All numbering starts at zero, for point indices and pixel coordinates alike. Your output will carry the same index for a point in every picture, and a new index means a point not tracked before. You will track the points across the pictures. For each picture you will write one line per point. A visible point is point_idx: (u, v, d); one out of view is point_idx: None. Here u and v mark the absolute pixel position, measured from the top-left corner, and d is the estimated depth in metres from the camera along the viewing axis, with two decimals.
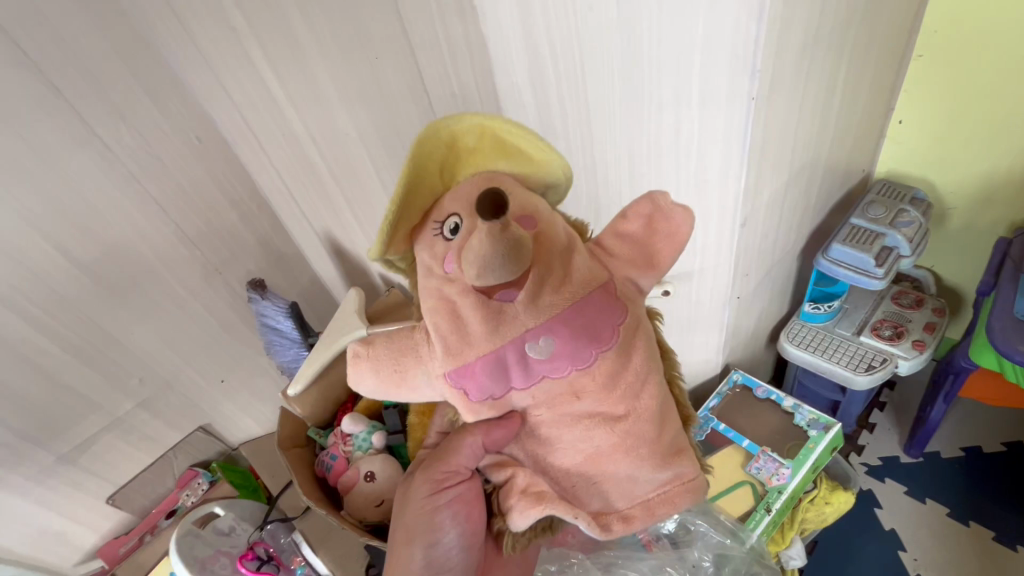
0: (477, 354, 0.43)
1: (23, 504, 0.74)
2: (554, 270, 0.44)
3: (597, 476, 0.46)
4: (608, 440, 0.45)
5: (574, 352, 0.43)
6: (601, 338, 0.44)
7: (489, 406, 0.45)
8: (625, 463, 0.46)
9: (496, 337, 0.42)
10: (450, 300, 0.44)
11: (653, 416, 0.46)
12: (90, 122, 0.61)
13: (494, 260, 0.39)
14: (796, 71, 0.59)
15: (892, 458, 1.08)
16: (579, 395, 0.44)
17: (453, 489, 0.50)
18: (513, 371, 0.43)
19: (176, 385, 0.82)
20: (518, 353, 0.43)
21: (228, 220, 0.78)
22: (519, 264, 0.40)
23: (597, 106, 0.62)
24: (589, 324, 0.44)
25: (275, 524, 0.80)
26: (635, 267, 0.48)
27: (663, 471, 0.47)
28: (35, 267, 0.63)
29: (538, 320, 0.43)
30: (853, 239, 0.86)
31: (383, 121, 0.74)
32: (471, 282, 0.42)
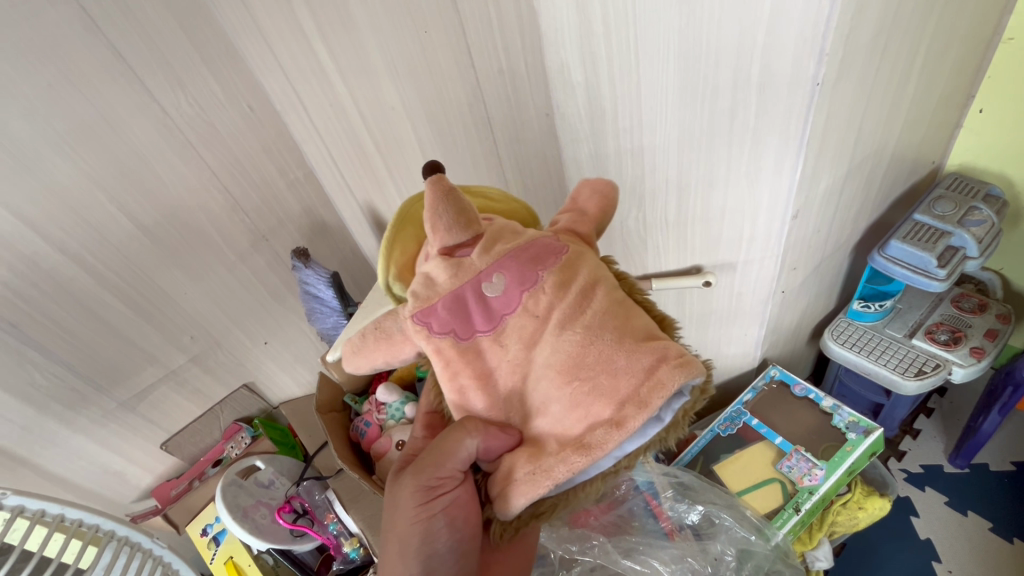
0: (439, 296, 0.47)
1: (87, 444, 0.80)
2: (505, 232, 0.50)
3: (576, 385, 0.44)
4: (572, 340, 0.45)
5: (521, 277, 0.47)
6: (548, 262, 0.48)
7: (452, 344, 0.47)
8: (595, 357, 0.44)
9: (455, 276, 0.47)
10: (424, 272, 0.49)
11: (613, 313, 0.46)
12: (152, 90, 0.64)
13: (439, 206, 0.47)
14: (869, 57, 0.55)
15: (934, 467, 1.03)
16: (536, 313, 0.46)
17: (449, 493, 0.49)
18: (473, 311, 0.47)
19: (224, 344, 0.86)
20: (473, 287, 0.47)
21: (276, 188, 0.80)
22: (464, 215, 0.48)
23: (651, 86, 0.59)
24: (532, 252, 0.48)
25: (310, 482, 0.87)
26: (575, 219, 0.54)
27: (639, 355, 0.44)
28: (101, 228, 0.67)
29: (490, 261, 0.48)
30: (913, 237, 0.81)
31: (431, 100, 0.72)
32: (434, 249, 0.48)
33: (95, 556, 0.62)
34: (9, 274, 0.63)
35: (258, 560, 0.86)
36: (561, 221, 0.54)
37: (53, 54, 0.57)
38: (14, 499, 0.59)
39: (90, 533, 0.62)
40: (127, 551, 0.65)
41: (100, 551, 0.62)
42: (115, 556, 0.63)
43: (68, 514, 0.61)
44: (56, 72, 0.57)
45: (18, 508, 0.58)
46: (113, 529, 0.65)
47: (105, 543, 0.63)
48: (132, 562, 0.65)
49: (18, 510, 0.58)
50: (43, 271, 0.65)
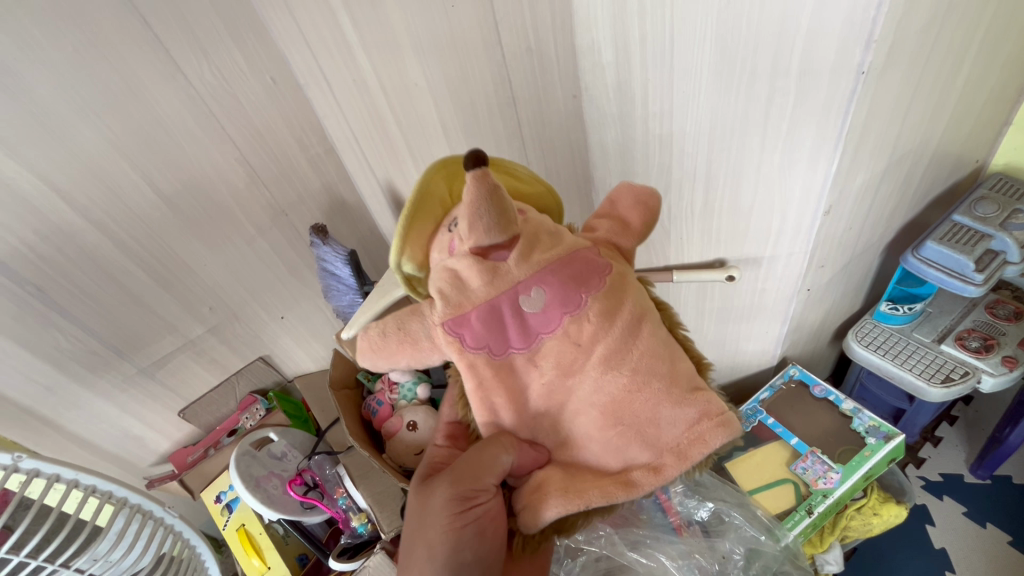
0: (473, 305, 0.48)
1: (106, 406, 0.84)
2: (542, 238, 0.49)
3: (620, 429, 0.47)
4: (618, 383, 0.47)
5: (563, 298, 0.48)
6: (590, 284, 0.49)
7: (486, 359, 0.48)
8: (642, 407, 0.47)
9: (492, 288, 0.47)
10: (452, 269, 0.48)
11: (657, 353, 0.49)
12: (177, 59, 0.66)
13: (481, 204, 0.43)
14: (919, 44, 0.52)
15: (954, 477, 1.01)
16: (578, 341, 0.47)
17: (482, 505, 0.48)
18: (511, 329, 0.48)
19: (241, 317, 0.89)
20: (513, 304, 0.47)
21: (296, 162, 0.81)
22: (506, 218, 0.45)
23: (682, 67, 0.55)
24: (577, 273, 0.49)
25: (321, 456, 0.89)
26: (614, 232, 0.54)
27: (684, 408, 0.47)
28: (124, 197, 0.70)
29: (528, 273, 0.48)
30: (951, 239, 0.78)
31: (455, 76, 0.66)
32: (468, 247, 0.46)
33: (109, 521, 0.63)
34: (36, 239, 0.67)
35: (269, 529, 0.88)
36: (600, 229, 0.55)
37: (80, 19, 0.59)
38: (30, 461, 0.56)
39: (103, 499, 0.62)
40: (140, 517, 0.66)
41: (115, 513, 0.64)
42: (129, 522, 0.64)
43: (82, 479, 0.61)
44: (82, 37, 0.59)
45: (33, 472, 0.56)
46: (124, 495, 0.65)
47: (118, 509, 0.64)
48: (144, 528, 0.67)
49: (33, 472, 0.56)
50: (67, 236, 0.69)
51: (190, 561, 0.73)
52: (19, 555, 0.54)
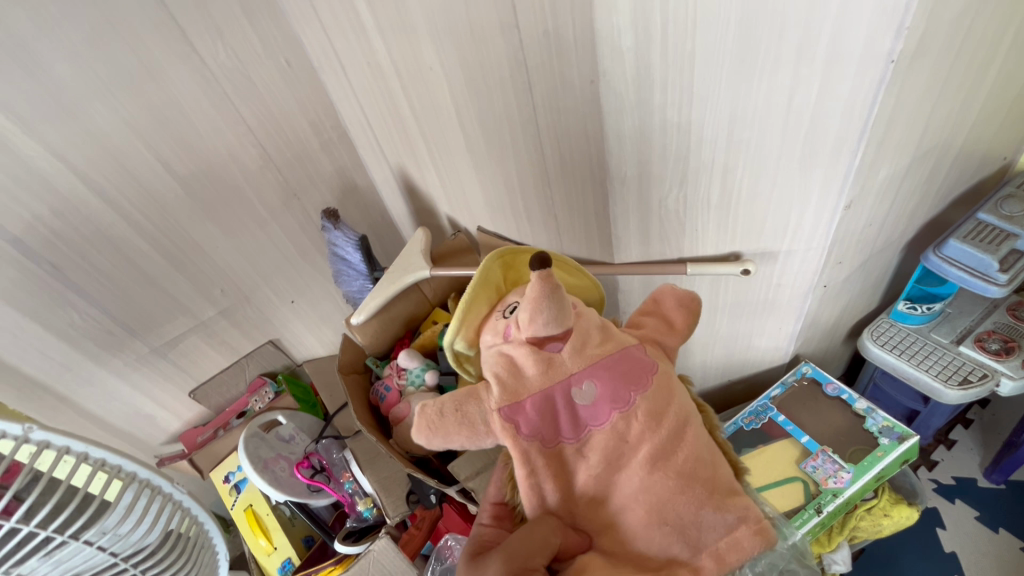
0: (528, 393, 0.49)
1: (121, 385, 0.86)
2: (593, 334, 0.52)
3: (666, 530, 0.45)
4: (664, 484, 0.46)
5: (614, 395, 0.49)
6: (641, 383, 0.50)
7: (540, 449, 0.49)
8: (684, 508, 0.46)
9: (547, 378, 0.49)
10: (507, 353, 0.51)
11: (702, 456, 0.48)
12: (193, 40, 0.67)
13: (542, 300, 0.47)
14: (952, 32, 0.50)
15: (968, 481, 0.99)
16: (627, 437, 0.48)
17: None
18: (563, 421, 0.49)
19: (253, 299, 0.91)
20: (565, 395, 0.49)
21: (309, 146, 0.83)
22: (562, 312, 0.48)
23: (704, 46, 0.49)
24: (628, 371, 0.50)
25: (329, 439, 0.87)
26: (661, 330, 0.56)
27: (725, 512, 0.46)
28: (140, 176, 0.72)
29: (581, 365, 0.50)
30: (975, 237, 0.76)
31: (469, 59, 0.61)
32: (525, 335, 0.50)
33: (117, 495, 0.63)
34: (51, 217, 0.68)
35: (276, 510, 0.89)
36: (647, 325, 0.57)
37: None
38: (40, 432, 0.57)
39: (113, 474, 0.63)
40: (148, 492, 0.67)
41: (124, 488, 0.64)
42: (137, 497, 0.64)
43: (92, 453, 0.61)
44: (98, 15, 0.61)
45: (45, 443, 0.57)
46: (134, 471, 0.66)
47: (128, 484, 0.64)
48: (152, 503, 0.67)
49: (44, 444, 0.57)
50: (82, 216, 0.70)
51: (188, 543, 0.74)
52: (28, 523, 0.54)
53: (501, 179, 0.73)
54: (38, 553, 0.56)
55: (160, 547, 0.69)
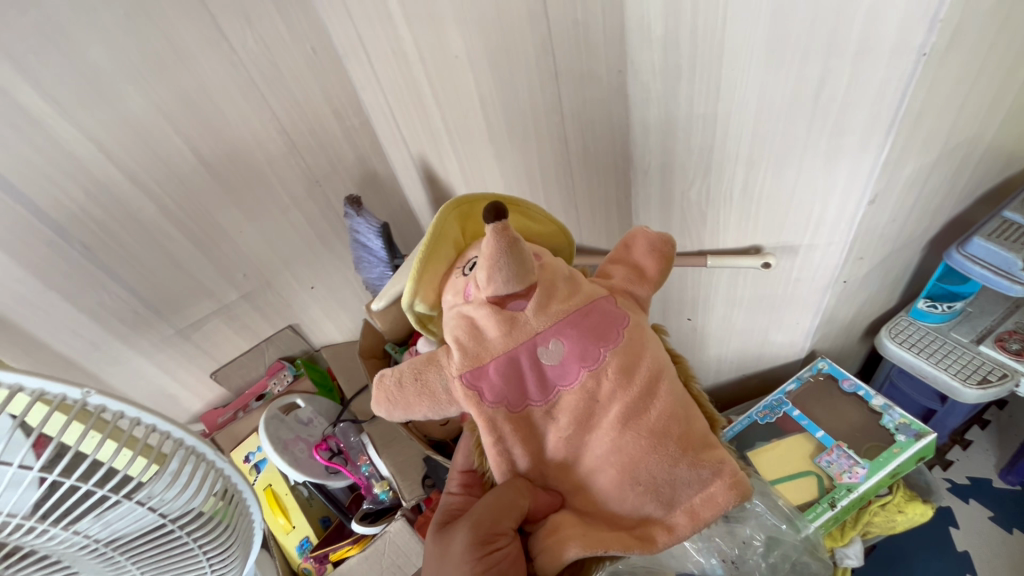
0: (491, 356, 0.48)
1: (147, 364, 0.89)
2: (558, 287, 0.50)
3: (639, 489, 0.45)
4: (635, 442, 0.46)
5: (580, 351, 0.47)
6: (609, 338, 0.48)
7: (506, 413, 0.47)
8: (656, 466, 0.45)
9: (511, 339, 0.47)
10: (469, 315, 0.49)
11: (675, 411, 0.48)
12: (223, 27, 0.68)
13: (499, 257, 0.45)
14: (986, 26, 0.50)
15: (983, 481, 0.99)
16: (596, 396, 0.47)
17: (503, 549, 0.46)
18: (529, 382, 0.47)
19: (274, 284, 0.93)
20: (530, 356, 0.47)
21: (332, 134, 0.84)
22: (522, 268, 0.46)
23: (735, 37, 0.49)
24: (595, 326, 0.49)
25: (346, 424, 0.89)
26: (631, 280, 0.54)
27: (701, 468, 0.46)
28: (169, 161, 0.73)
29: (546, 323, 0.48)
30: (1000, 236, 0.75)
31: (495, 49, 0.62)
32: (485, 294, 0.48)
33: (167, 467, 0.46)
34: (85, 198, 0.71)
35: (294, 490, 0.92)
36: (615, 277, 0.54)
37: None
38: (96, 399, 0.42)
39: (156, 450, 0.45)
40: (196, 460, 0.48)
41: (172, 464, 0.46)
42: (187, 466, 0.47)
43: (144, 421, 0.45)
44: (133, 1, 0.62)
45: (101, 409, 0.43)
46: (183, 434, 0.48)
47: (173, 451, 0.47)
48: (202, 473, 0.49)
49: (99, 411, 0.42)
50: (114, 198, 0.72)
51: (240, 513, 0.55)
52: (66, 480, 0.40)
53: (523, 168, 0.73)
54: (93, 511, 0.43)
55: (217, 515, 0.52)
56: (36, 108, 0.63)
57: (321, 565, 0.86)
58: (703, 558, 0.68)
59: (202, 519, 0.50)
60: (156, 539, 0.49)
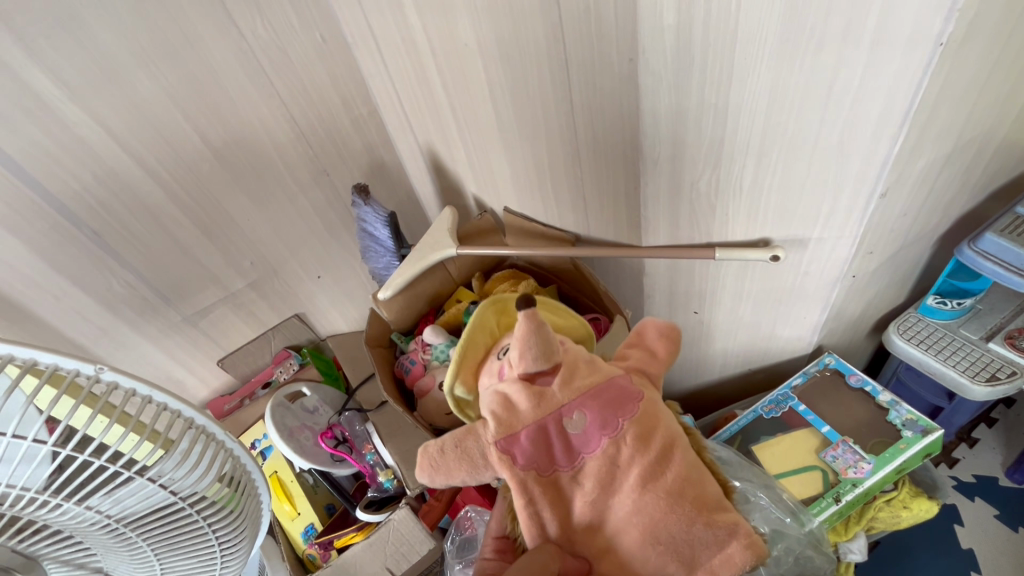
0: (522, 425, 0.49)
1: (154, 351, 0.90)
2: (581, 366, 0.52)
3: (660, 549, 0.46)
4: (657, 503, 0.46)
5: (602, 421, 0.49)
6: (628, 409, 0.50)
7: (535, 477, 0.49)
8: (676, 526, 0.46)
9: (539, 410, 0.49)
10: (503, 391, 0.51)
11: (691, 475, 0.49)
12: (233, 13, 0.68)
13: (530, 341, 0.48)
14: (1006, 15, 0.49)
15: (989, 479, 0.98)
16: (616, 460, 0.48)
17: None
18: (556, 449, 0.49)
19: (280, 273, 0.93)
20: (558, 425, 0.49)
21: (340, 123, 0.84)
22: (549, 348, 0.49)
23: (750, 25, 0.49)
24: (615, 399, 0.50)
25: (351, 413, 0.89)
26: (645, 360, 0.56)
27: (716, 528, 0.47)
28: (178, 148, 0.74)
29: (571, 397, 0.50)
30: (1012, 231, 0.74)
31: (505, 37, 0.61)
32: (517, 371, 0.50)
33: (175, 444, 0.46)
34: (94, 183, 0.71)
35: (300, 477, 0.93)
36: (630, 356, 0.56)
37: None
38: (110, 375, 0.44)
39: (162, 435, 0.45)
40: (204, 440, 0.49)
41: (180, 442, 0.46)
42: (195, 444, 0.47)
43: (155, 398, 0.46)
44: None
45: (112, 388, 0.43)
46: (191, 416, 0.48)
47: (182, 430, 0.47)
48: (210, 454, 0.50)
49: (111, 388, 0.43)
50: (123, 183, 0.73)
51: (250, 495, 0.55)
52: (78, 456, 0.41)
53: (532, 158, 0.73)
54: (103, 489, 0.43)
55: (226, 497, 0.51)
56: (45, 91, 0.63)
57: (326, 552, 0.87)
58: None
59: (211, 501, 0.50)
60: (166, 520, 0.48)
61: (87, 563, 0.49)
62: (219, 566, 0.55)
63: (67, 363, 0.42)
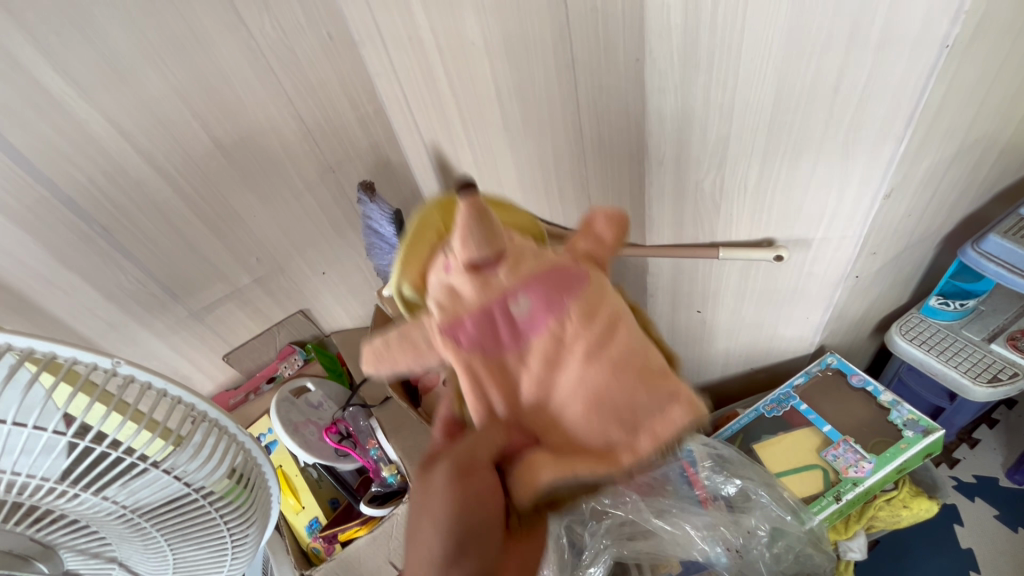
0: (465, 314, 0.39)
1: (161, 346, 0.91)
2: (528, 250, 0.41)
3: (608, 421, 0.37)
4: (607, 375, 0.37)
5: (548, 299, 0.39)
6: (576, 288, 0.40)
7: (479, 363, 0.39)
8: (627, 395, 0.37)
9: (481, 293, 0.39)
10: (448, 286, 0.41)
11: (643, 348, 0.39)
12: (241, 11, 0.68)
13: (471, 229, 0.37)
14: (1012, 17, 0.49)
15: (989, 480, 0.98)
16: (564, 339, 0.38)
17: (480, 482, 0.39)
18: (501, 333, 0.39)
19: (286, 269, 0.94)
20: (503, 310, 0.39)
21: (346, 121, 0.84)
22: (491, 228, 0.38)
23: (757, 27, 0.49)
24: (564, 280, 0.40)
25: (355, 408, 0.91)
26: (596, 243, 0.45)
27: (667, 397, 0.37)
28: (185, 145, 0.74)
29: (517, 280, 0.39)
30: (1015, 233, 0.74)
31: (512, 36, 0.61)
32: (458, 260, 0.39)
33: (189, 436, 0.47)
34: (102, 179, 0.72)
35: (304, 472, 0.94)
36: (574, 243, 0.44)
37: None
38: (127, 368, 0.45)
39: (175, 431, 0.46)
40: (217, 432, 0.50)
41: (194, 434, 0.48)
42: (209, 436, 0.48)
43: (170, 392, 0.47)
44: None
45: (129, 380, 0.44)
46: (204, 409, 0.49)
47: (196, 424, 0.48)
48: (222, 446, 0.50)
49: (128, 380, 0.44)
50: (132, 180, 0.73)
51: (260, 487, 0.56)
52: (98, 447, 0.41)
53: (537, 157, 0.73)
54: (120, 479, 0.44)
55: (237, 488, 0.52)
56: (56, 88, 0.64)
57: (331, 544, 0.87)
58: (708, 546, 0.68)
59: (223, 493, 0.51)
60: (180, 510, 0.49)
61: (103, 552, 0.50)
62: (231, 555, 0.56)
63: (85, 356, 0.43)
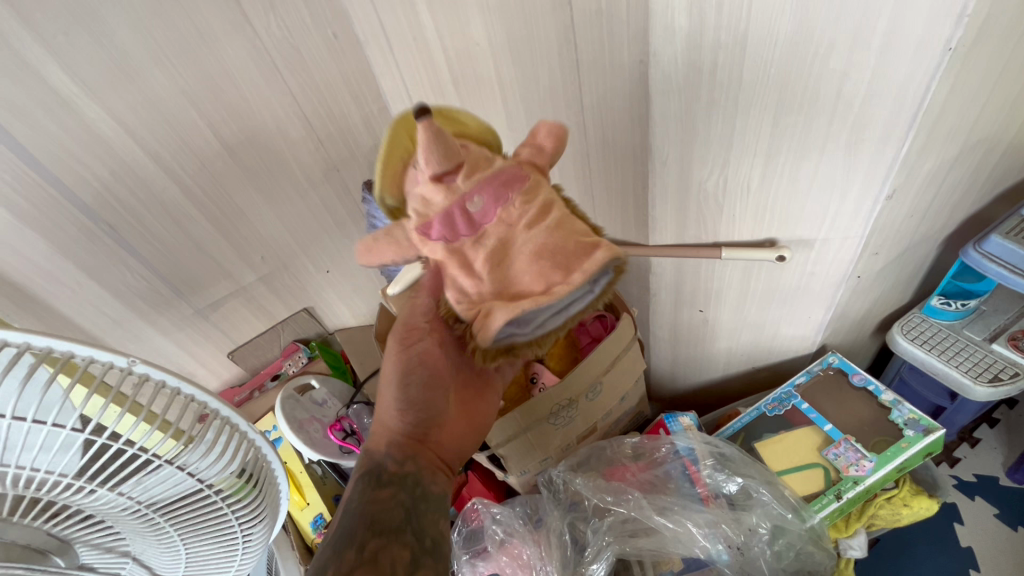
0: (434, 214, 0.48)
1: (167, 343, 0.91)
2: (481, 161, 0.49)
3: (543, 268, 0.49)
4: (541, 238, 0.49)
5: (496, 195, 0.49)
6: (516, 184, 0.50)
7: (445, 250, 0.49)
8: (555, 246, 0.49)
9: (445, 194, 0.47)
10: (417, 195, 0.48)
11: (565, 217, 0.52)
12: (247, 12, 0.69)
13: (433, 147, 0.44)
14: (1015, 19, 0.49)
15: (989, 479, 0.99)
16: (509, 221, 0.50)
17: (420, 342, 0.52)
18: (460, 226, 0.49)
19: (290, 268, 0.95)
20: (463, 208, 0.48)
21: (351, 121, 0.85)
22: (450, 146, 0.45)
23: (761, 28, 0.49)
24: (506, 179, 0.50)
25: (359, 406, 0.93)
26: (535, 151, 0.53)
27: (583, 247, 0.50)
28: (192, 144, 0.75)
29: (473, 184, 0.48)
30: (1017, 234, 0.74)
31: (518, 37, 0.62)
32: (427, 175, 0.46)
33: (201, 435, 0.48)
34: (110, 178, 0.72)
35: (309, 468, 0.95)
36: (519, 152, 0.53)
37: None
38: (143, 367, 0.44)
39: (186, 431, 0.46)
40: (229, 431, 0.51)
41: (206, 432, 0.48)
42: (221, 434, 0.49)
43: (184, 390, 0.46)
44: None
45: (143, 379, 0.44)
46: (217, 407, 0.49)
47: (208, 422, 0.48)
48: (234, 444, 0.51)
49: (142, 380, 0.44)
50: (139, 179, 0.74)
51: (269, 483, 0.57)
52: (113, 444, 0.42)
53: None
54: (134, 476, 0.45)
55: (249, 485, 0.53)
56: (64, 88, 0.64)
57: None
58: (710, 544, 0.68)
59: (235, 489, 0.51)
60: (191, 506, 0.50)
61: (115, 547, 0.51)
62: (240, 552, 0.57)
63: (101, 354, 0.43)
